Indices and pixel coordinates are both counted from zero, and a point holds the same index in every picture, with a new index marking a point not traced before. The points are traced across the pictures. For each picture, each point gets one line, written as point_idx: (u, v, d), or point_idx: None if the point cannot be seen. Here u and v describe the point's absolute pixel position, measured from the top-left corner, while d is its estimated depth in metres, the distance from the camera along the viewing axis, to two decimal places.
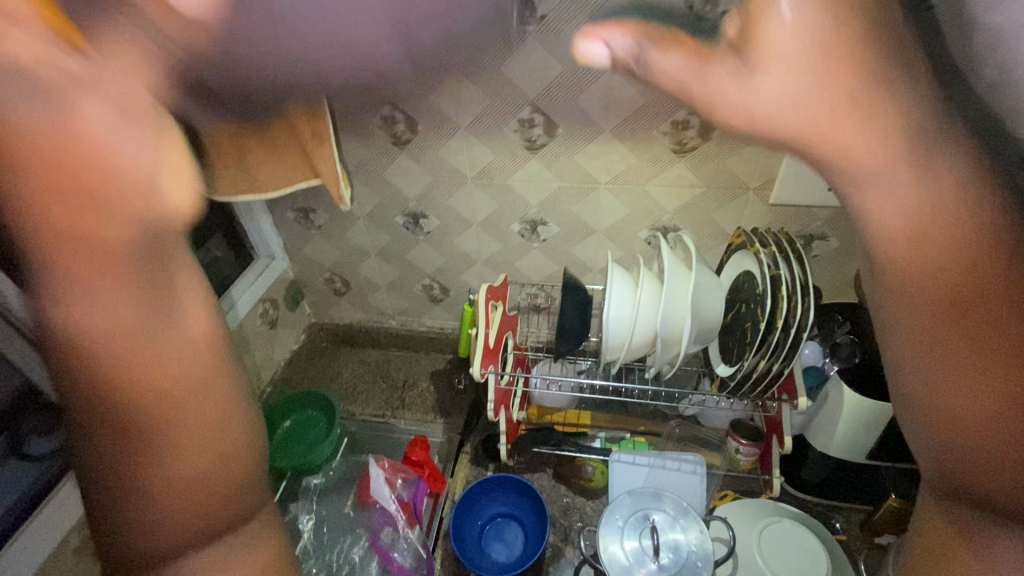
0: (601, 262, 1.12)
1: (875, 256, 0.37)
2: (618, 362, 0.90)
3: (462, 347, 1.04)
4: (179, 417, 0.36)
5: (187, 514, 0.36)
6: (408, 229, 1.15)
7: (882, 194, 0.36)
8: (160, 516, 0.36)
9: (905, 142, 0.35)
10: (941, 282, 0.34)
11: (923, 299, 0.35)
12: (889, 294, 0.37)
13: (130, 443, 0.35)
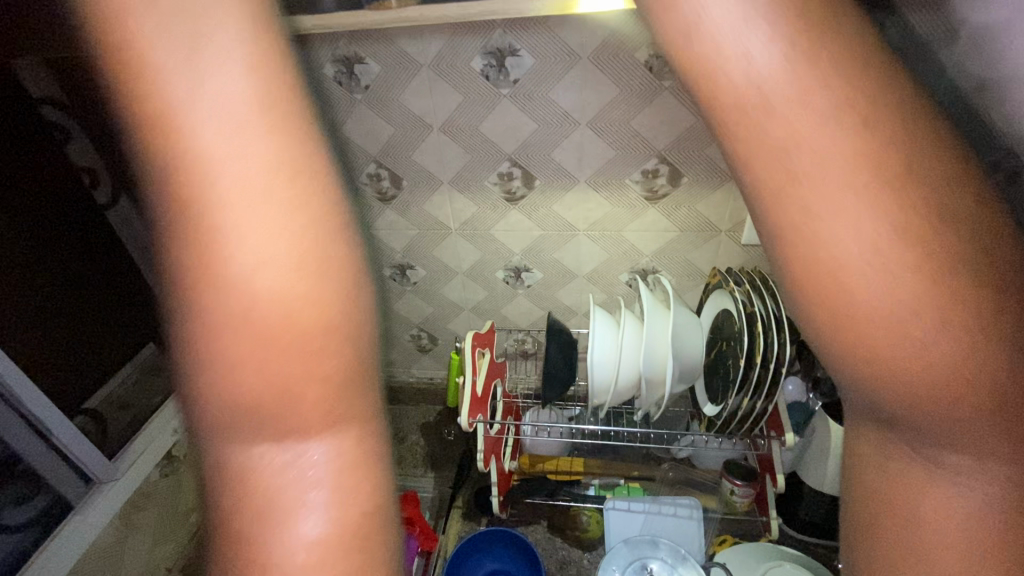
0: (585, 306, 1.14)
1: (718, 112, 0.24)
2: (605, 405, 0.91)
3: (450, 396, 1.04)
4: (237, 258, 0.26)
5: (258, 389, 0.27)
6: (395, 280, 1.17)
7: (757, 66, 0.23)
8: (222, 397, 0.27)
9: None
10: (787, 133, 0.23)
11: (821, 121, 0.23)
12: (763, 138, 0.23)
13: (199, 287, 0.26)
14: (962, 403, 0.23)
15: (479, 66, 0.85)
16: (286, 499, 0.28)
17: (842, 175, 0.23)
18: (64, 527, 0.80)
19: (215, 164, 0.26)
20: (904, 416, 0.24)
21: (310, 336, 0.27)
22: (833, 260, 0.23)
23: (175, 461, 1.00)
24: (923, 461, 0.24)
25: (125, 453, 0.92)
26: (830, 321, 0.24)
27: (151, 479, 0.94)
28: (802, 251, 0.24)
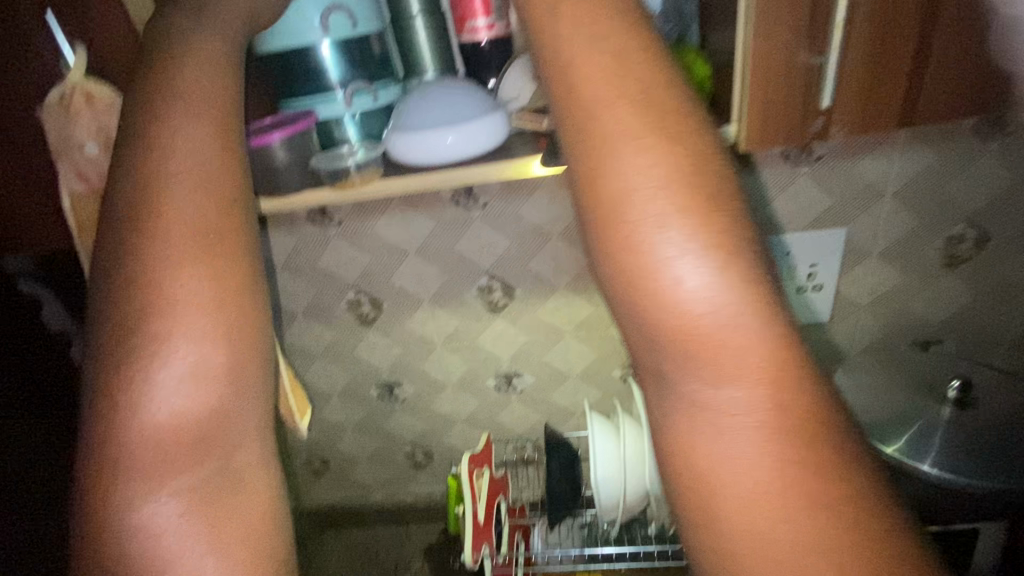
0: (581, 404, 1.11)
1: (608, 198, 0.30)
2: (616, 520, 0.86)
3: (452, 524, 0.97)
4: (165, 283, 0.33)
5: (177, 364, 0.33)
6: (382, 399, 1.14)
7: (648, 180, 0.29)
8: (131, 386, 0.32)
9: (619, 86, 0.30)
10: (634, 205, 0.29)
11: (664, 191, 0.29)
12: (635, 221, 0.29)
13: (129, 298, 0.32)
14: (765, 432, 0.30)
15: (447, 194, 0.89)
16: (186, 459, 0.33)
17: (664, 215, 0.29)
18: None
19: (171, 194, 0.34)
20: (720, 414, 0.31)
21: (224, 313, 0.34)
22: (665, 286, 0.29)
23: None
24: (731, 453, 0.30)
25: None
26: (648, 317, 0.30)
27: None
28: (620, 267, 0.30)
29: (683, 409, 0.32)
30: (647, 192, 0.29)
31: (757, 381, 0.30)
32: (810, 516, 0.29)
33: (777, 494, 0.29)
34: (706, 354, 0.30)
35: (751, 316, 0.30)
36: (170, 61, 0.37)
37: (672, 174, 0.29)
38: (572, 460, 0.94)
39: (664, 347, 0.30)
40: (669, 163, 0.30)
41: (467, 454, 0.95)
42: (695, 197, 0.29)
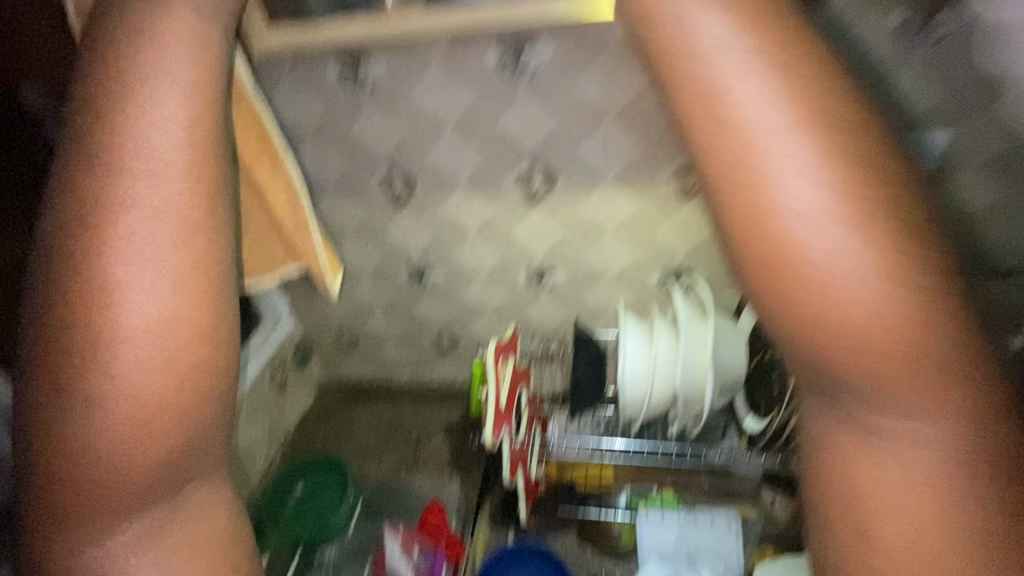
0: (613, 307, 1.08)
1: (715, 127, 0.29)
2: (637, 419, 0.86)
3: (474, 407, 1.00)
4: (96, 357, 0.31)
5: (120, 377, 0.31)
6: (412, 284, 1.13)
7: (769, 112, 0.28)
8: (56, 425, 0.31)
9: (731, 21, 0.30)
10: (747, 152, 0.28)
11: (775, 118, 0.28)
12: (749, 152, 0.28)
13: (51, 347, 0.31)
14: (910, 369, 0.28)
15: (493, 60, 0.78)
16: (122, 497, 0.32)
17: (787, 140, 0.28)
18: None
19: (137, 180, 0.32)
20: (850, 378, 0.29)
21: (194, 298, 0.33)
22: (786, 215, 0.28)
23: None
24: (861, 425, 0.29)
25: None
26: (768, 266, 0.28)
27: None
28: (743, 201, 0.29)
29: (819, 351, 0.29)
30: (770, 130, 0.28)
31: (898, 309, 0.28)
32: (964, 465, 0.28)
33: (933, 458, 0.28)
34: (828, 295, 0.28)
35: (887, 282, 0.28)
36: (119, 28, 0.35)
37: (793, 108, 0.28)
38: (599, 357, 0.92)
39: (784, 308, 0.28)
40: (792, 99, 0.29)
41: (493, 343, 0.94)
42: (830, 132, 0.28)
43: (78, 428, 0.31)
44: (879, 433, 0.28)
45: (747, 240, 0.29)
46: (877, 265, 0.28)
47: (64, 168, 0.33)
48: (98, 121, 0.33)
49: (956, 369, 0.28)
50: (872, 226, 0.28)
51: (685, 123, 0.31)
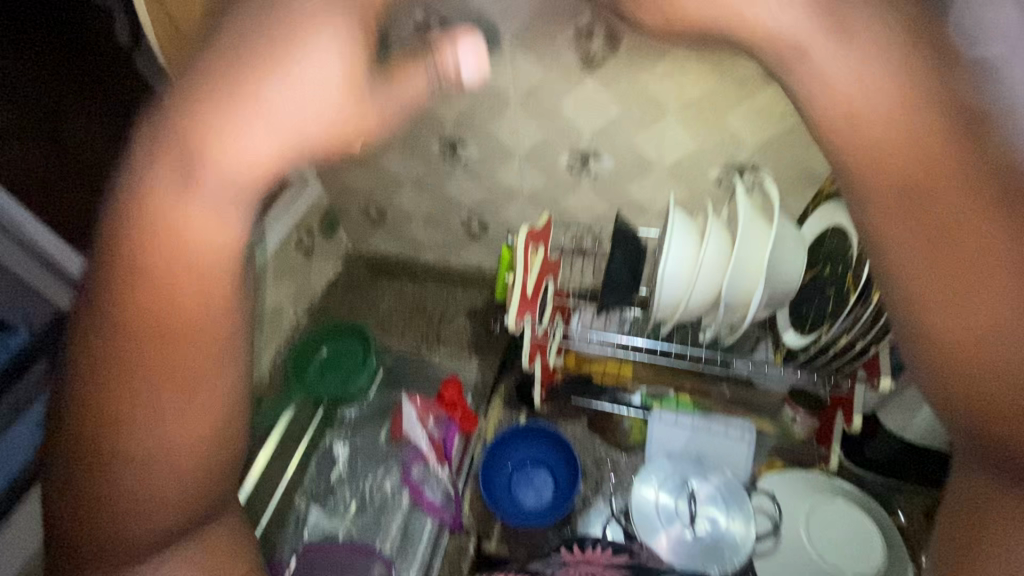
0: (659, 204, 0.99)
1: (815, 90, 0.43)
2: (668, 323, 0.81)
3: (498, 293, 0.96)
4: (121, 446, 0.37)
5: (139, 475, 0.37)
6: (444, 157, 1.04)
7: (852, 75, 0.41)
8: (93, 494, 0.37)
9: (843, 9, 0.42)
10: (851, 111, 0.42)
11: (851, 75, 0.42)
12: (832, 111, 0.43)
13: (90, 452, 0.38)
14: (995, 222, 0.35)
15: None
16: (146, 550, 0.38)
17: (867, 83, 0.41)
18: None
19: (194, 256, 0.38)
20: (925, 223, 0.38)
21: (216, 357, 0.39)
22: (870, 148, 0.41)
23: None
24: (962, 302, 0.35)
25: None
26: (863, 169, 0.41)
27: None
28: (844, 132, 0.42)
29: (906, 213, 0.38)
30: (849, 90, 0.42)
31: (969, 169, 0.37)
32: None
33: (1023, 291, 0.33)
34: (897, 175, 0.39)
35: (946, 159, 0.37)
36: (232, 42, 0.38)
37: (868, 73, 0.41)
38: (638, 253, 0.85)
39: (871, 181, 0.40)
40: (867, 64, 0.41)
41: (526, 228, 0.88)
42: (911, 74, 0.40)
43: (90, 514, 0.37)
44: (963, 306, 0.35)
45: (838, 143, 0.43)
46: (959, 155, 0.37)
47: (113, 274, 0.38)
48: (164, 190, 0.38)
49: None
50: (940, 130, 0.38)
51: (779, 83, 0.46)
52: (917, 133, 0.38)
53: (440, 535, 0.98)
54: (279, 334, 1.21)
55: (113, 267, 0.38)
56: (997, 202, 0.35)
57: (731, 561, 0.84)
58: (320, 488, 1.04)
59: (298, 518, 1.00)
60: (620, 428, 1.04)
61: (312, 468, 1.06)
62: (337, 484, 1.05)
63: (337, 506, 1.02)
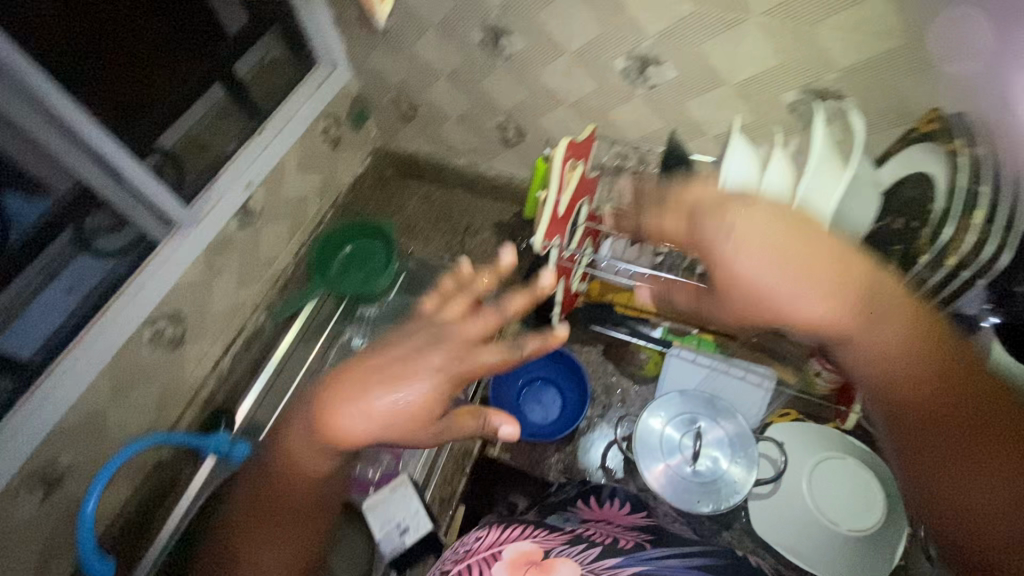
0: (719, 128, 0.88)
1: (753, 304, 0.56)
2: (706, 262, 0.75)
3: (529, 209, 0.91)
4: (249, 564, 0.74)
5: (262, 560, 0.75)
6: (484, 49, 0.94)
7: (792, 297, 0.53)
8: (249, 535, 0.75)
9: (786, 269, 0.53)
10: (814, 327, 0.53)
11: (812, 299, 0.52)
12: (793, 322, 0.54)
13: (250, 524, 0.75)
14: (974, 429, 0.45)
15: None
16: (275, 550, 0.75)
17: (824, 303, 0.52)
18: (152, 261, 0.86)
19: (329, 459, 0.69)
20: (922, 416, 0.47)
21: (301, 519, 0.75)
22: (859, 361, 0.52)
23: (253, 214, 1.02)
24: (991, 482, 0.43)
25: (201, 201, 0.91)
26: (875, 385, 0.51)
27: (231, 229, 0.98)
28: (847, 348, 0.52)
29: (911, 447, 0.48)
30: (815, 316, 0.52)
31: (940, 385, 0.47)
32: None
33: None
34: (900, 382, 0.49)
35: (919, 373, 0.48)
36: (378, 368, 0.68)
37: (829, 298, 0.52)
38: (687, 181, 0.77)
39: (890, 404, 0.50)
40: (825, 293, 0.52)
41: (565, 139, 0.81)
42: (862, 301, 0.51)
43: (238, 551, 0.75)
44: (993, 517, 0.43)
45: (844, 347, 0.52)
46: (937, 379, 0.47)
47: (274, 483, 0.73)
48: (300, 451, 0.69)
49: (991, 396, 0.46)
50: (901, 353, 0.49)
51: (740, 306, 0.57)
52: (902, 344, 0.49)
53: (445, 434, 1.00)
54: (304, 227, 1.19)
55: (326, 428, 0.65)
56: (962, 369, 0.48)
57: (727, 501, 0.84)
58: None
59: None
60: (638, 359, 1.04)
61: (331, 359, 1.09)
62: None
63: None
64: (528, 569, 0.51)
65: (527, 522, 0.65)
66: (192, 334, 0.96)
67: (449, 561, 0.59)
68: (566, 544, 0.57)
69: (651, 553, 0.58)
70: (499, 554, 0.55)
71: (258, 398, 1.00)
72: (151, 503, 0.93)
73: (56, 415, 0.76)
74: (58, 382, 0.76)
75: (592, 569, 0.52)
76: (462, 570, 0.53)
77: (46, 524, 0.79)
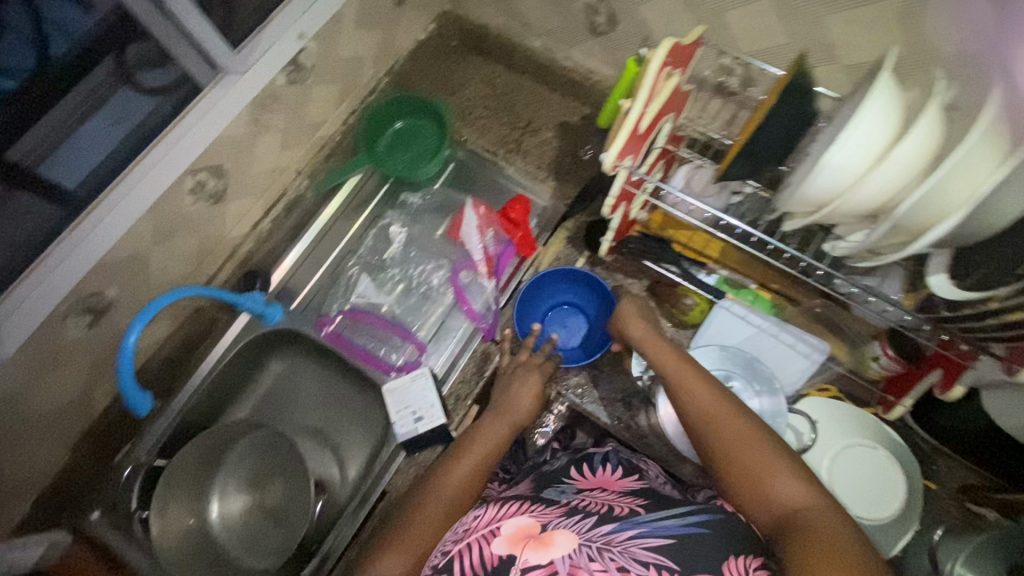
0: (860, 56, 0.71)
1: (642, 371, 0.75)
2: (795, 222, 0.66)
3: (604, 119, 0.80)
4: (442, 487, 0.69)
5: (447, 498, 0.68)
6: None
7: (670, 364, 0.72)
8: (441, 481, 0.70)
9: (664, 349, 0.74)
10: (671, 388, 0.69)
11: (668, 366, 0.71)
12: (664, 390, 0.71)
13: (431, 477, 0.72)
14: (765, 452, 0.60)
15: None
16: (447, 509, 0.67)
17: (675, 369, 0.70)
18: (197, 107, 0.80)
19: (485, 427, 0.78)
20: (734, 448, 0.61)
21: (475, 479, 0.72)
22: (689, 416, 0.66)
23: (303, 70, 0.93)
24: (768, 480, 0.57)
25: (249, 45, 0.83)
26: (698, 433, 0.65)
27: (279, 84, 0.90)
28: (686, 404, 0.67)
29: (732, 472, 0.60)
30: (668, 376, 0.70)
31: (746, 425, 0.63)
32: (814, 499, 0.55)
33: (802, 489, 0.56)
34: (713, 426, 0.63)
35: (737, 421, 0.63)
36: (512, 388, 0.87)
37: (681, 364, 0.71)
38: (799, 121, 0.65)
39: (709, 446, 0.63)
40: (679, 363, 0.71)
41: (669, 41, 0.68)
42: (699, 374, 0.69)
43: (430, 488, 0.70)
44: (781, 508, 0.56)
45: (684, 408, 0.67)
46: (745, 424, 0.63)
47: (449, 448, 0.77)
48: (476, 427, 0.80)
49: (784, 446, 0.61)
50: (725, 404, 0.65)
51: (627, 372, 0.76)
52: (711, 392, 0.66)
53: (472, 338, 1.00)
54: (356, 93, 1.10)
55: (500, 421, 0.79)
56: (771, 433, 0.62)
57: None
58: (373, 262, 1.06)
59: (348, 280, 1.04)
60: (680, 304, 0.95)
61: (368, 241, 1.07)
62: (389, 262, 1.06)
63: (384, 283, 1.05)
64: (527, 544, 0.55)
65: (524, 497, 0.67)
66: (233, 190, 0.93)
67: (448, 541, 0.62)
68: (564, 516, 0.59)
69: (647, 515, 0.59)
70: (498, 530, 0.59)
71: (299, 259, 1.03)
72: (186, 345, 0.98)
73: (99, 253, 0.76)
74: (101, 217, 0.75)
75: (588, 539, 0.54)
76: (463, 550, 0.58)
77: (90, 347, 0.84)
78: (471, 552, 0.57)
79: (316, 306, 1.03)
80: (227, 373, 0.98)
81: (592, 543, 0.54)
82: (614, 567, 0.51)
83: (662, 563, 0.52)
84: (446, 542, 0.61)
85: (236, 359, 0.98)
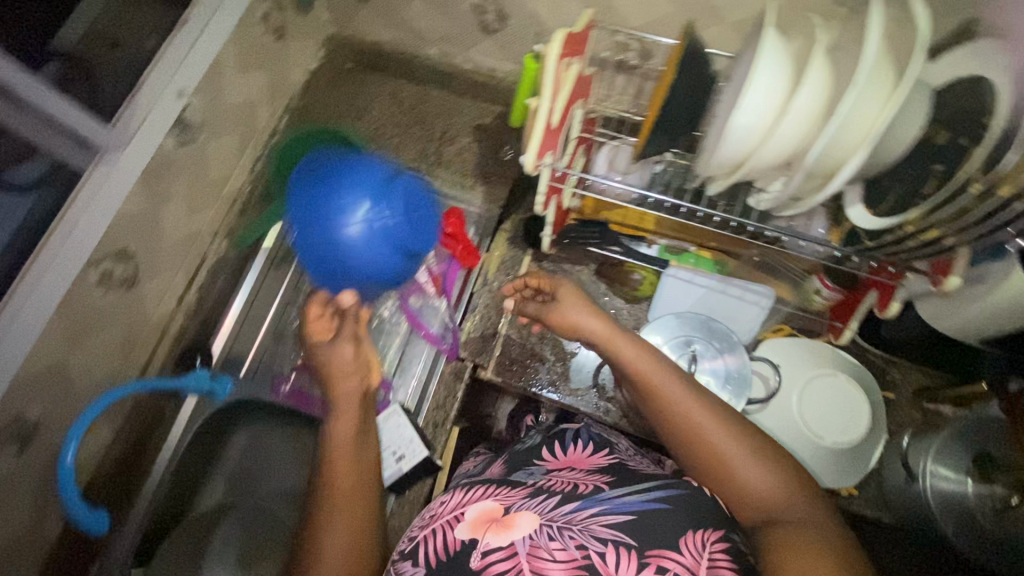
0: (741, 14, 0.74)
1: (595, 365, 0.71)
2: (714, 183, 0.68)
3: (516, 118, 0.79)
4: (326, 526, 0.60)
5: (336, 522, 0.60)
6: None
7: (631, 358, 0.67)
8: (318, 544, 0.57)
9: (623, 343, 0.68)
10: (636, 384, 0.66)
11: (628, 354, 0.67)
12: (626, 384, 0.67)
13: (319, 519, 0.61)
14: (746, 455, 0.59)
15: None
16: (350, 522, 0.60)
17: (631, 358, 0.67)
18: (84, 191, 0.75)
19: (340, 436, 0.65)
20: (717, 452, 0.59)
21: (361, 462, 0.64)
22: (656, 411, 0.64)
23: (193, 128, 0.88)
24: (750, 487, 0.57)
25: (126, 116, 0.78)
26: (674, 434, 0.62)
27: (169, 148, 0.85)
28: (658, 403, 0.63)
29: (713, 477, 0.59)
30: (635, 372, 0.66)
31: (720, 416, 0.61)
32: (792, 502, 0.56)
33: (783, 495, 0.57)
34: (692, 428, 0.61)
35: (714, 419, 0.61)
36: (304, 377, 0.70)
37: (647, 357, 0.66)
38: (700, 89, 0.67)
39: (685, 448, 0.61)
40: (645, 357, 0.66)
41: (563, 32, 0.67)
42: (662, 366, 0.65)
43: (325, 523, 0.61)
44: (764, 516, 0.56)
45: (657, 408, 0.64)
46: (723, 423, 0.61)
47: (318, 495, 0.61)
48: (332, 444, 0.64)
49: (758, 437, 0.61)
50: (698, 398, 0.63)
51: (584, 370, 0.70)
52: (684, 393, 0.63)
53: (438, 358, 0.99)
54: (256, 139, 1.04)
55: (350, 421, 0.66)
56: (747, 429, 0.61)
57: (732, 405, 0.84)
58: None
59: (295, 333, 1.00)
60: (630, 280, 0.97)
61: (306, 287, 1.02)
62: None
63: None
64: (489, 527, 0.54)
65: (490, 480, 0.65)
66: (146, 271, 0.87)
67: (416, 526, 0.62)
68: (527, 497, 0.58)
69: (608, 492, 0.58)
70: (462, 514, 0.58)
71: (239, 320, 0.99)
72: (138, 441, 0.92)
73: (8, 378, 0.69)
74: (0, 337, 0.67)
75: (549, 519, 0.54)
76: (429, 535, 0.58)
77: (25, 479, 0.75)
78: (435, 537, 0.57)
79: (267, 367, 1.00)
80: (189, 459, 0.91)
81: (553, 523, 0.54)
82: (574, 546, 0.52)
83: (620, 539, 0.52)
84: (413, 528, 0.61)
85: (197, 442, 0.92)
